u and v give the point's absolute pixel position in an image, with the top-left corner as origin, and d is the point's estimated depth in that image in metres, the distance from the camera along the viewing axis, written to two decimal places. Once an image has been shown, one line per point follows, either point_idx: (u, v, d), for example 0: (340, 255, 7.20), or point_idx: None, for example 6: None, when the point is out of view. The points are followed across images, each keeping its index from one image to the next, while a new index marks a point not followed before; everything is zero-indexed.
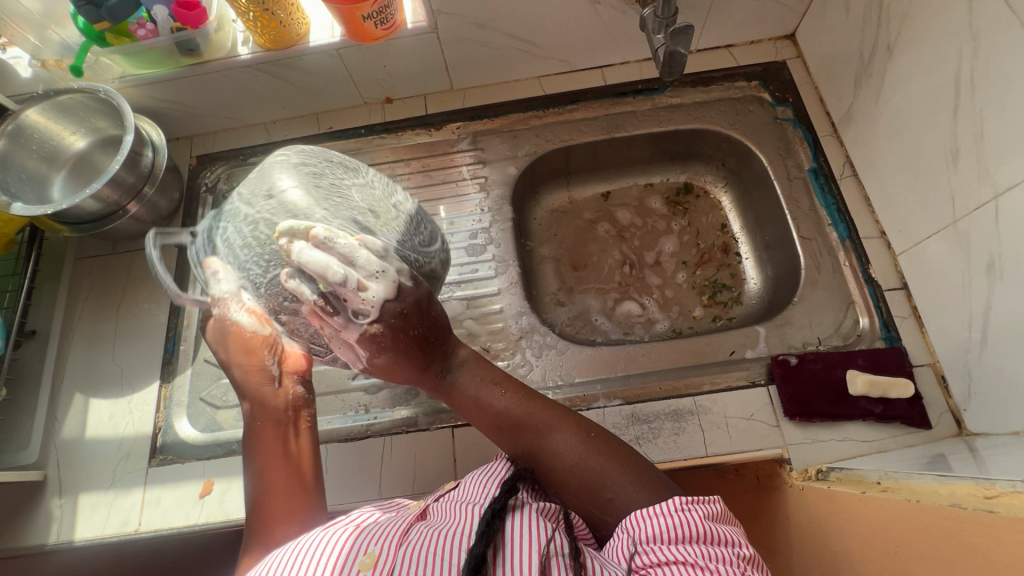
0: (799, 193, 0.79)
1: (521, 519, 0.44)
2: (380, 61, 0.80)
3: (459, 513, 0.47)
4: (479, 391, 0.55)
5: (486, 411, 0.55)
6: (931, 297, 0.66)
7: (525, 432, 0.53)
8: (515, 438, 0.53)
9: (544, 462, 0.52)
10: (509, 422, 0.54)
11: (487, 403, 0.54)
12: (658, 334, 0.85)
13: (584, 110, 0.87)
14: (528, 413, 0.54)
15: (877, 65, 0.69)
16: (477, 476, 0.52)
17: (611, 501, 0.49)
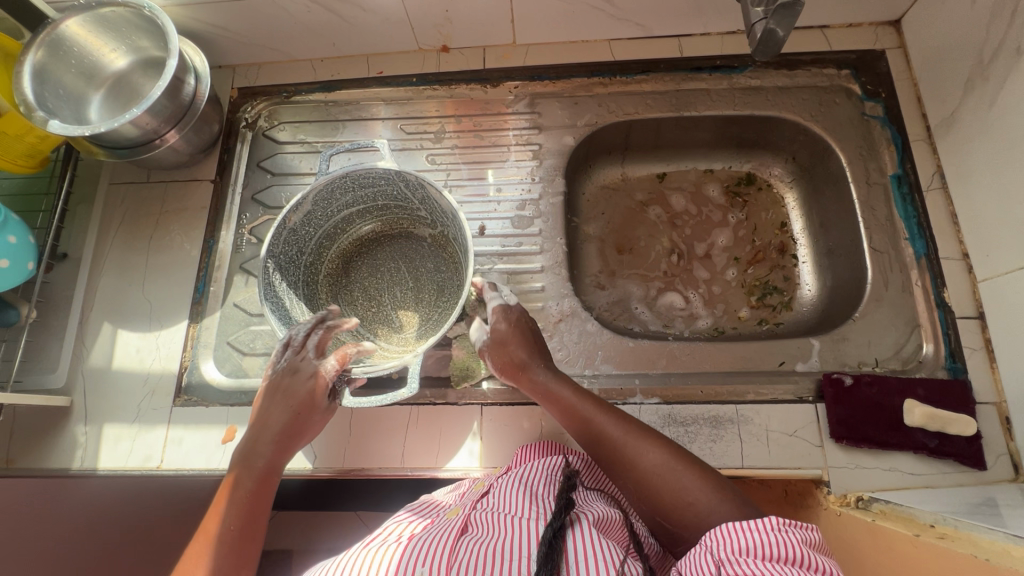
0: (877, 200, 0.73)
1: (585, 535, 0.45)
2: (442, 4, 0.73)
3: (509, 528, 0.46)
4: (568, 391, 0.57)
5: (574, 409, 0.56)
6: (1010, 332, 0.61)
7: (609, 432, 0.54)
8: (595, 438, 0.55)
9: (622, 457, 0.53)
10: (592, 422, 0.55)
11: (573, 406, 0.56)
12: (698, 331, 0.81)
13: (653, 82, 0.80)
14: (608, 416, 0.55)
15: (998, 68, 0.62)
16: (519, 491, 0.51)
17: (688, 505, 0.48)
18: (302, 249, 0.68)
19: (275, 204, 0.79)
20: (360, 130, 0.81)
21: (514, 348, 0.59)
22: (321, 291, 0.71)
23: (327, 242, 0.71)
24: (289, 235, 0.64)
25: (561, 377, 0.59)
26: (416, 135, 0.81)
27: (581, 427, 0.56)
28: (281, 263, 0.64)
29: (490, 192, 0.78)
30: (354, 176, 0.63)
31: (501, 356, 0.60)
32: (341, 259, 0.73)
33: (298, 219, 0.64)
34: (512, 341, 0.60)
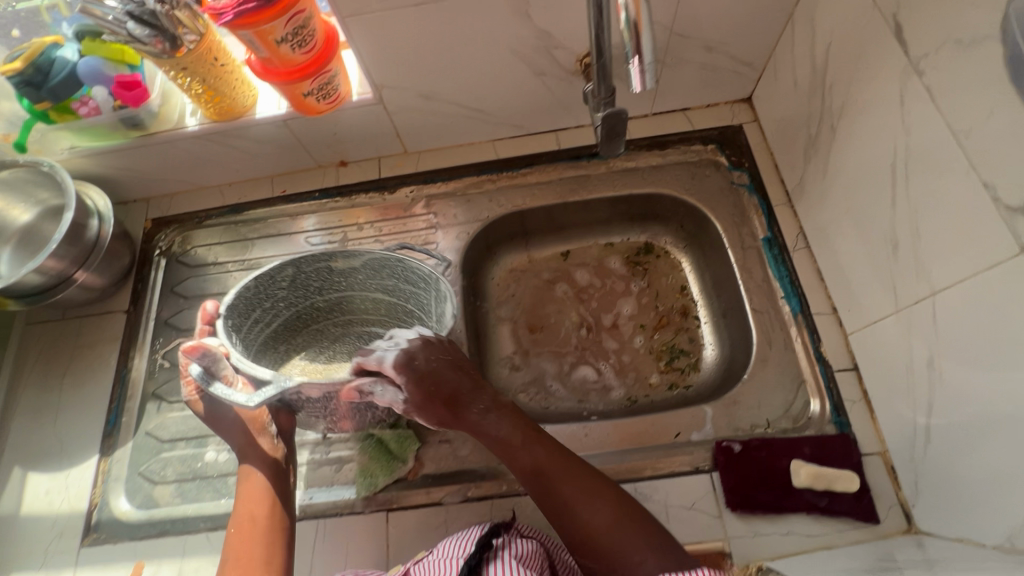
0: (752, 263, 0.77)
1: (497, 568, 0.50)
2: (330, 129, 0.80)
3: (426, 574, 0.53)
4: (516, 437, 0.60)
5: (523, 456, 0.59)
6: (879, 384, 0.64)
7: (558, 482, 0.57)
8: (534, 473, 0.58)
9: (560, 492, 0.57)
10: (539, 470, 0.58)
11: (524, 453, 0.59)
12: (612, 403, 0.83)
13: (537, 174, 0.86)
14: (556, 464, 0.58)
15: (823, 143, 0.68)
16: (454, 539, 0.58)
17: (635, 563, 0.52)
18: (306, 293, 0.75)
19: (188, 326, 0.82)
20: (270, 246, 0.86)
21: (439, 379, 0.59)
22: (289, 337, 0.78)
23: (342, 302, 0.79)
24: (326, 271, 0.73)
25: (508, 413, 0.62)
26: (322, 245, 0.85)
27: (522, 462, 0.59)
28: (265, 291, 0.70)
29: None
30: (410, 268, 0.70)
31: (427, 394, 0.59)
32: (328, 316, 0.80)
33: (338, 268, 0.73)
34: (445, 369, 0.60)
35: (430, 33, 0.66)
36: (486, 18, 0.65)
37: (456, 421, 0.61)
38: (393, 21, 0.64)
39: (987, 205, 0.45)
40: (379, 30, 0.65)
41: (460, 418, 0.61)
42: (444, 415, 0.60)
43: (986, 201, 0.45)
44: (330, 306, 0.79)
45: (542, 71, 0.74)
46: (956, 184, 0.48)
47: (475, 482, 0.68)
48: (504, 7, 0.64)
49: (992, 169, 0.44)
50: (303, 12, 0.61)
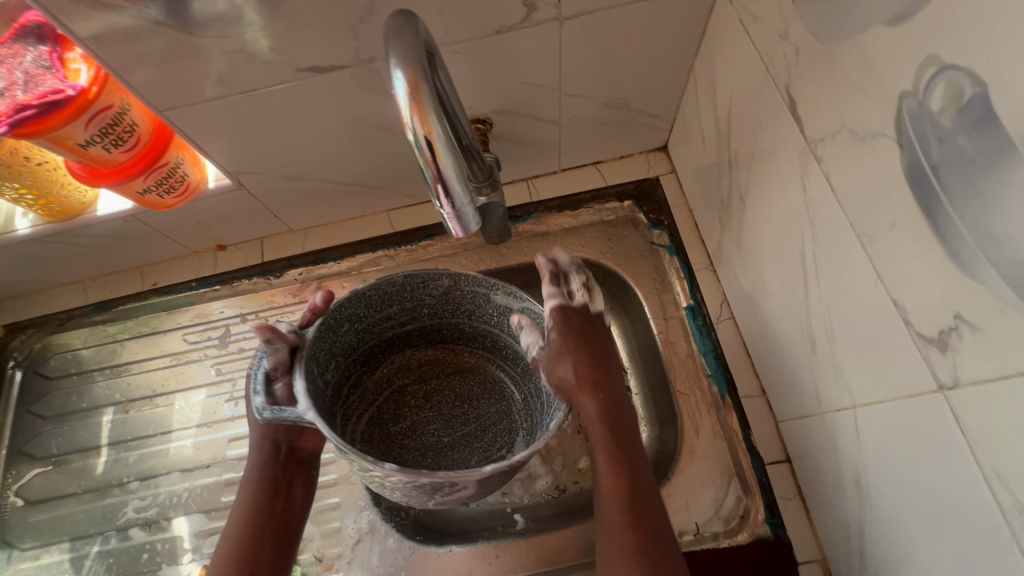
0: (676, 335, 0.70)
1: None
2: (191, 218, 0.70)
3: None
4: (637, 455, 0.50)
5: (637, 478, 0.50)
6: (810, 484, 0.57)
7: (652, 524, 0.48)
8: (622, 500, 0.49)
9: (630, 532, 0.48)
10: (639, 500, 0.49)
11: (641, 474, 0.50)
12: (537, 496, 0.68)
13: (439, 246, 0.76)
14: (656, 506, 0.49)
15: (736, 211, 0.61)
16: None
17: None
18: (454, 310, 0.59)
19: (45, 454, 0.71)
20: (142, 348, 0.76)
21: (591, 355, 0.51)
22: (421, 349, 0.63)
23: (486, 336, 0.61)
24: (474, 299, 0.57)
25: (630, 438, 0.51)
26: (201, 343, 0.75)
27: (619, 477, 0.50)
28: (412, 293, 0.56)
29: None
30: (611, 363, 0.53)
31: (571, 361, 0.50)
32: (469, 345, 0.62)
33: (495, 303, 0.56)
34: (588, 347, 0.51)
35: (276, 118, 0.57)
36: (337, 98, 0.56)
37: (572, 400, 0.50)
38: (226, 109, 0.54)
39: (900, 327, 0.38)
40: (213, 120, 0.55)
41: (579, 400, 0.50)
42: (569, 386, 0.50)
43: (898, 322, 0.38)
44: (475, 337, 0.62)
45: None
46: (865, 293, 0.41)
47: None
48: (354, 85, 0.54)
49: (902, 287, 0.37)
50: (111, 106, 0.52)
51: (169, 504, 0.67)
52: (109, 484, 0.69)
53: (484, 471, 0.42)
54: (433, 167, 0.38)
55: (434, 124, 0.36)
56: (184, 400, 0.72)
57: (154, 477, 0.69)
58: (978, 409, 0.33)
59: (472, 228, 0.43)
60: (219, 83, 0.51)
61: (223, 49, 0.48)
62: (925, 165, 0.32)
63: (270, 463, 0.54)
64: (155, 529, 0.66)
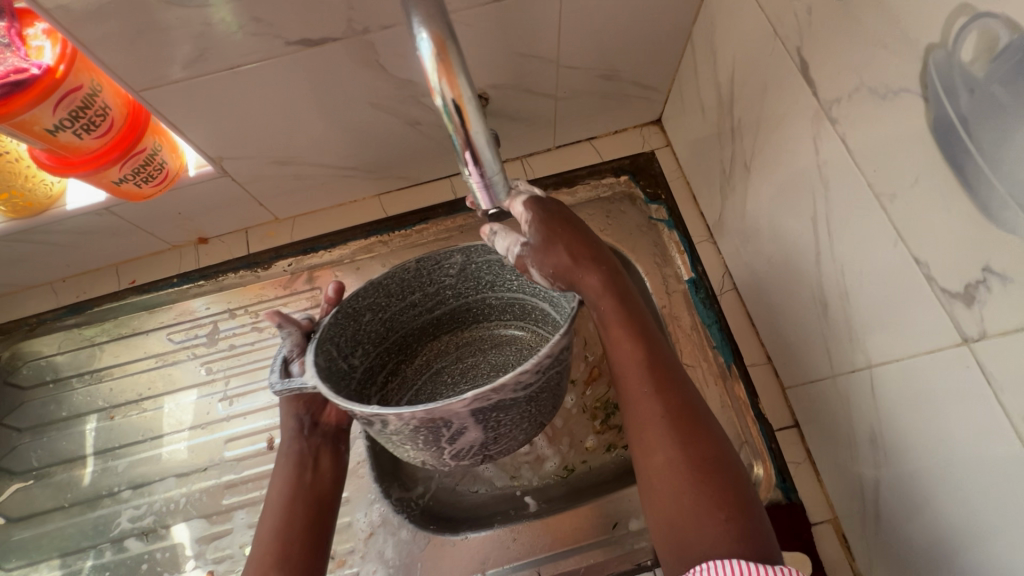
0: (679, 308, 0.70)
1: None
2: (170, 209, 0.66)
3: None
4: (641, 325, 0.49)
5: (641, 344, 0.48)
6: (821, 446, 0.58)
7: (672, 393, 0.46)
8: (640, 369, 0.47)
9: (655, 400, 0.45)
10: (652, 365, 0.47)
11: (648, 345, 0.48)
12: (547, 478, 0.67)
13: (434, 229, 0.74)
14: (673, 375, 0.47)
15: (739, 180, 0.61)
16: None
17: (712, 517, 0.40)
18: (476, 286, 0.59)
19: (25, 467, 0.67)
20: (124, 350, 0.72)
21: (569, 235, 0.49)
22: (453, 330, 0.63)
23: (514, 304, 0.60)
24: (489, 267, 0.56)
25: (633, 309, 0.49)
26: (187, 341, 0.72)
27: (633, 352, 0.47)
28: (429, 277, 0.56)
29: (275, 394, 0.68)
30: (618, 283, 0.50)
31: (556, 244, 0.49)
32: (501, 318, 0.62)
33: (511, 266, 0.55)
34: (566, 228, 0.50)
35: (261, 97, 0.53)
36: (328, 73, 0.53)
37: (570, 282, 0.49)
38: (208, 88, 0.51)
39: (922, 283, 0.38)
40: (194, 100, 0.52)
41: (575, 280, 0.49)
42: (563, 269, 0.49)
43: (920, 279, 0.38)
44: (505, 307, 0.61)
45: (416, 120, 0.62)
46: (884, 251, 0.41)
47: None
48: (347, 59, 0.52)
49: (925, 243, 0.37)
50: (81, 87, 0.48)
51: (166, 511, 0.64)
52: (98, 495, 0.65)
53: (464, 400, 0.39)
54: (463, 133, 0.37)
55: (463, 89, 0.35)
56: (174, 403, 0.69)
57: (147, 484, 0.65)
58: (1007, 359, 0.34)
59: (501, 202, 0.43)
60: (201, 59, 0.48)
61: (205, 20, 0.45)
62: (953, 118, 0.32)
63: (297, 437, 0.53)
64: (153, 537, 0.63)
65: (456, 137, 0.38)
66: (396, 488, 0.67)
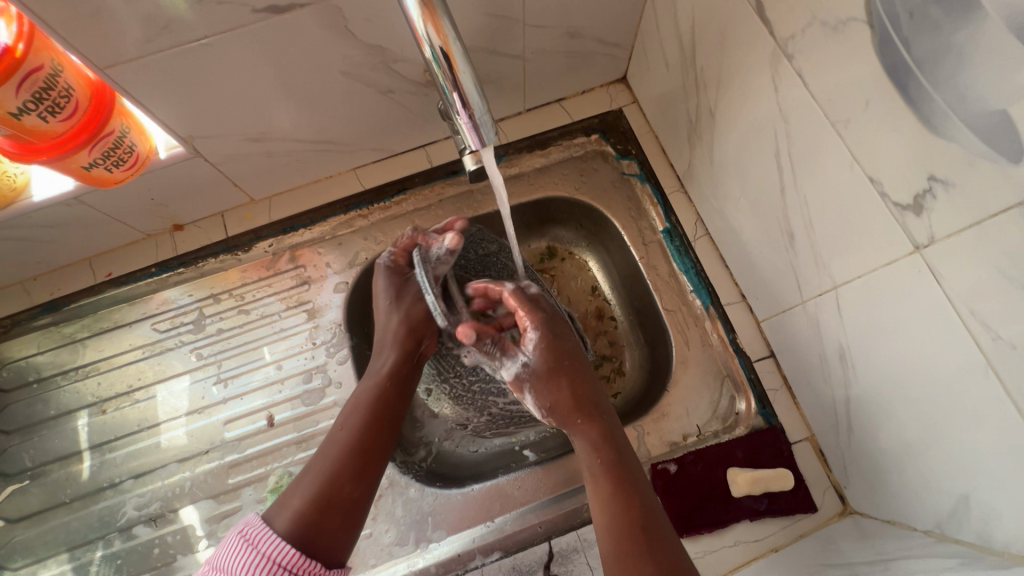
0: (656, 258, 0.73)
1: None
2: (142, 195, 0.65)
3: (250, 568, 0.43)
4: (633, 479, 0.51)
5: (627, 497, 0.49)
6: (796, 371, 0.62)
7: (658, 549, 0.46)
8: (629, 523, 0.48)
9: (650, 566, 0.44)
10: (640, 521, 0.48)
11: (638, 497, 0.49)
12: (543, 431, 0.71)
13: (414, 199, 0.75)
14: (659, 530, 0.47)
15: (705, 127, 0.63)
16: (233, 548, 0.44)
17: None
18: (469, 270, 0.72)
19: (18, 469, 0.67)
20: (107, 344, 0.71)
21: (574, 380, 0.57)
22: None
23: None
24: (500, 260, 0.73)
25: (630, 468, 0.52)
26: (173, 330, 0.71)
27: (627, 518, 0.48)
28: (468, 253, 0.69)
29: (271, 373, 0.69)
30: None
31: (555, 380, 0.57)
32: None
33: None
34: (570, 369, 0.57)
35: (228, 69, 0.53)
36: (295, 41, 0.52)
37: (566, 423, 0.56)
38: (173, 62, 0.50)
39: (875, 200, 0.42)
40: (158, 76, 0.51)
41: (576, 427, 0.55)
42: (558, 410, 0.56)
43: (874, 197, 0.42)
44: None
45: (387, 88, 0.62)
46: (841, 176, 0.44)
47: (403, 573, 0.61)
48: (313, 25, 0.51)
49: (876, 163, 0.40)
50: (42, 67, 0.47)
51: (173, 496, 0.64)
52: (100, 488, 0.66)
53: None
54: (450, 77, 0.40)
55: (449, 36, 0.39)
56: (166, 391, 0.69)
57: (149, 473, 0.66)
58: (954, 258, 0.37)
59: (490, 145, 0.45)
60: (164, 31, 0.47)
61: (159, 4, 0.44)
62: (895, 40, 0.36)
63: (407, 360, 0.59)
64: (161, 522, 0.63)
65: (444, 83, 0.41)
66: (399, 452, 0.68)
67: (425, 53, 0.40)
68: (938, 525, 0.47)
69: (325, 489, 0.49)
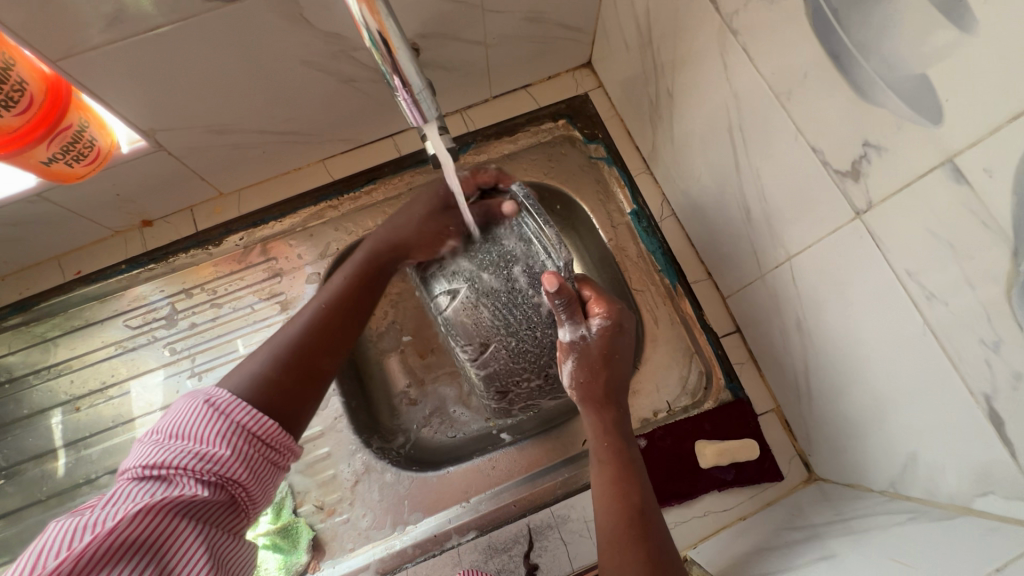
0: (624, 240, 0.74)
1: None
2: (108, 191, 0.65)
3: (222, 434, 0.42)
4: (635, 464, 0.52)
5: (627, 480, 0.50)
6: (760, 344, 0.63)
7: (650, 532, 0.47)
8: (628, 506, 0.49)
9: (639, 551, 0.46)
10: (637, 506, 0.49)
11: (638, 482, 0.51)
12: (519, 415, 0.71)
13: (383, 188, 0.75)
14: (652, 513, 0.49)
15: (665, 107, 0.64)
16: (197, 414, 0.43)
17: None
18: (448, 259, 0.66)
19: None
20: (79, 342, 0.71)
21: (612, 375, 0.55)
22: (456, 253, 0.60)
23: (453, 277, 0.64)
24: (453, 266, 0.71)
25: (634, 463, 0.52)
26: (146, 326, 0.71)
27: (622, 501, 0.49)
28: None
29: None
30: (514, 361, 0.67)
31: (600, 374, 0.55)
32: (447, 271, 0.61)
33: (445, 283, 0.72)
34: (614, 367, 0.56)
35: (185, 60, 0.53)
36: (251, 30, 0.52)
37: (591, 407, 0.55)
38: (128, 54, 0.50)
39: (818, 169, 0.43)
40: (115, 68, 0.51)
41: (597, 410, 0.54)
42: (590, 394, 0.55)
43: (817, 165, 0.43)
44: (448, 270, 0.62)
45: (349, 77, 0.63)
46: (788, 147, 0.45)
47: (380, 555, 0.61)
48: (268, 14, 0.51)
49: (817, 132, 0.42)
50: None
51: None
52: (76, 484, 0.66)
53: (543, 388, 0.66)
54: (389, 60, 0.40)
55: (384, 19, 0.39)
56: (140, 386, 0.69)
57: None
58: (890, 222, 0.39)
59: (433, 122, 0.45)
60: (116, 22, 0.47)
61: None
62: (827, 10, 0.37)
63: (388, 261, 0.61)
64: None
65: (384, 66, 0.41)
66: (376, 439, 0.69)
67: (365, 37, 0.40)
68: (891, 484, 0.48)
69: (296, 359, 0.50)
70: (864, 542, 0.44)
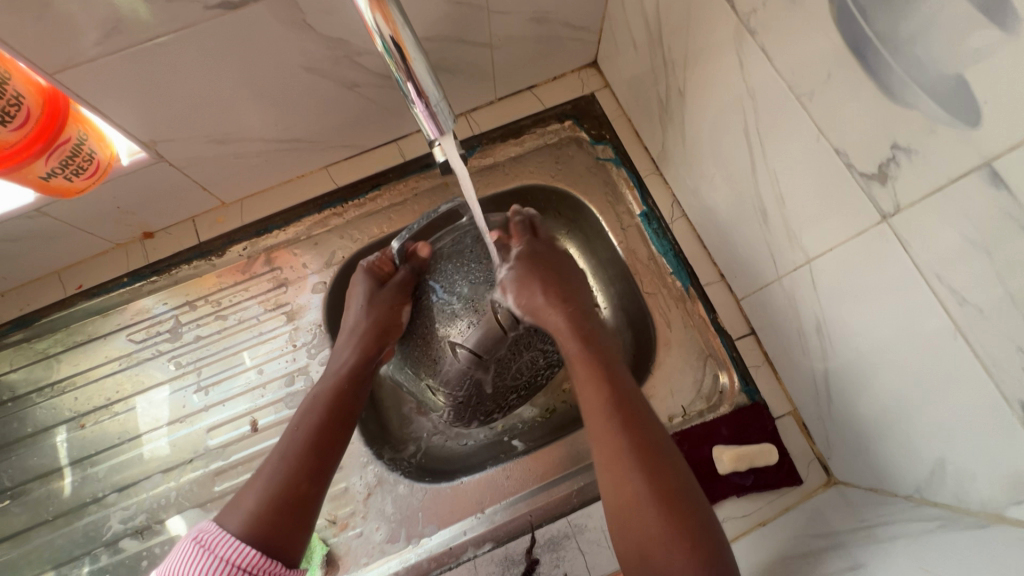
0: (635, 242, 0.73)
1: None
2: (108, 204, 0.63)
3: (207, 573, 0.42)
4: (607, 358, 0.52)
5: (600, 373, 0.50)
6: (776, 347, 0.62)
7: (635, 421, 0.47)
8: (603, 398, 0.48)
9: (615, 426, 0.47)
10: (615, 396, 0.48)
11: (617, 373, 0.50)
12: (531, 421, 0.71)
13: (389, 194, 0.74)
14: (635, 404, 0.48)
15: (676, 107, 0.63)
16: (186, 555, 0.43)
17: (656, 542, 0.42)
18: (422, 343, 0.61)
19: None
20: (82, 357, 0.69)
21: (551, 278, 0.56)
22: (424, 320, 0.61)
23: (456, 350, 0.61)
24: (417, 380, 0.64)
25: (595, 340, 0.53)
26: (150, 339, 0.70)
27: (597, 374, 0.50)
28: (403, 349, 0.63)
29: (253, 378, 0.68)
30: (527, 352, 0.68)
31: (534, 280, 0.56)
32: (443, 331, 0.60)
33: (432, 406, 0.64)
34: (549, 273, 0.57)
35: (185, 70, 0.51)
36: (253, 38, 0.51)
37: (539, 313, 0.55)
38: (127, 64, 0.48)
39: (842, 172, 0.42)
40: (114, 79, 0.49)
41: (553, 311, 0.54)
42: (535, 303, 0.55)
43: (841, 168, 0.42)
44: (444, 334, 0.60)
45: (353, 82, 0.61)
46: (808, 149, 0.44)
47: (396, 569, 0.61)
48: (270, 20, 0.50)
49: (840, 134, 0.41)
50: None
51: (158, 507, 0.64)
52: (83, 503, 0.65)
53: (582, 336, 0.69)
54: (404, 68, 0.39)
55: (400, 27, 0.37)
56: (146, 402, 0.68)
57: (133, 485, 0.65)
58: (918, 226, 0.38)
59: (448, 135, 0.44)
60: (114, 31, 0.45)
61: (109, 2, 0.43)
62: (854, 9, 0.36)
63: (367, 364, 0.58)
64: (148, 534, 0.63)
65: (399, 74, 0.40)
66: (388, 449, 0.69)
67: (378, 43, 0.38)
68: (917, 489, 0.47)
69: (279, 491, 0.48)
70: (893, 551, 0.43)
